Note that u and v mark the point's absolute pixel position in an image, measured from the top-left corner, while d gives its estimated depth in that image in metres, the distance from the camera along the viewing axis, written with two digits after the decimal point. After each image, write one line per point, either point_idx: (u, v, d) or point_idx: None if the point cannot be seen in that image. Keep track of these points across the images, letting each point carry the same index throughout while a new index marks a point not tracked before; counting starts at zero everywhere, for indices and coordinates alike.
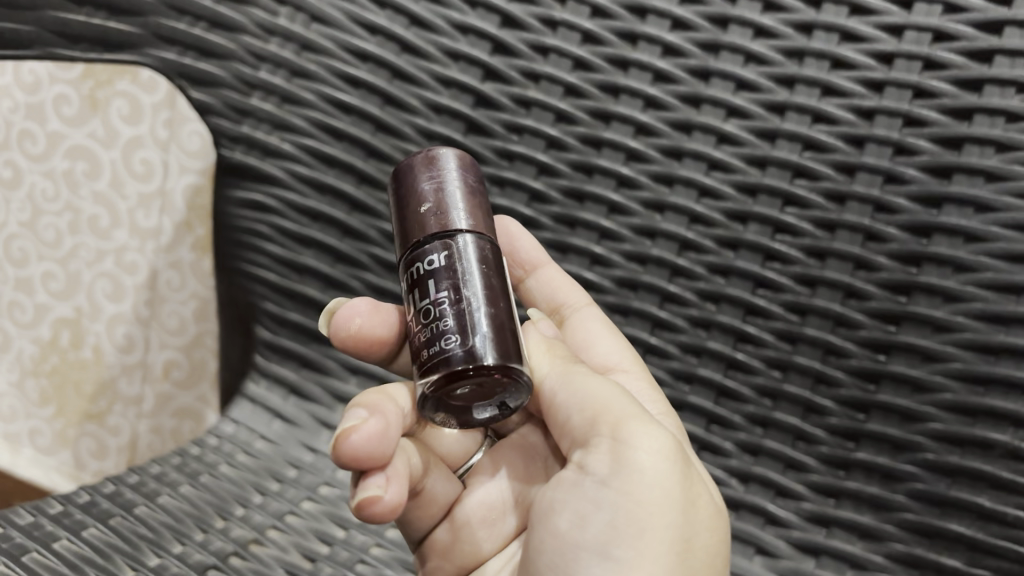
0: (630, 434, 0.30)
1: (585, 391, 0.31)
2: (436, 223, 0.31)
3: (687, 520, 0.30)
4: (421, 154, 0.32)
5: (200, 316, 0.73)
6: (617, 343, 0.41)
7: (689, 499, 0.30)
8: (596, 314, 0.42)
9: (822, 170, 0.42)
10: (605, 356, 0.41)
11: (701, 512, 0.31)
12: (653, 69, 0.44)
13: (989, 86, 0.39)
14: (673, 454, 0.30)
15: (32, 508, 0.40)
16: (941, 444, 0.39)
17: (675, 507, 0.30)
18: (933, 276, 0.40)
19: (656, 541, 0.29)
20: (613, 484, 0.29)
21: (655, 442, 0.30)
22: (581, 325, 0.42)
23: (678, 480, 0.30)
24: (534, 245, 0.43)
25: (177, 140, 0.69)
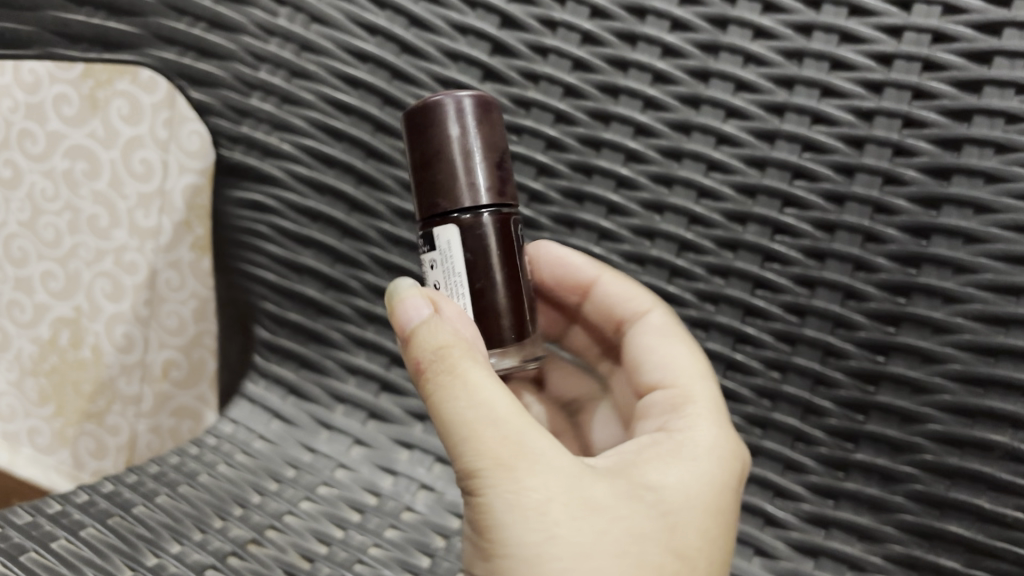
0: (463, 456, 0.28)
1: (438, 394, 0.29)
2: (459, 192, 0.33)
3: (549, 535, 0.27)
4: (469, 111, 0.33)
5: (199, 315, 0.73)
6: (679, 356, 0.38)
7: (532, 507, 0.27)
8: (655, 324, 0.40)
9: (821, 171, 0.42)
10: (662, 369, 0.38)
11: (583, 520, 0.27)
12: (652, 71, 0.44)
13: (988, 87, 0.39)
14: (515, 472, 0.27)
15: (30, 508, 0.40)
16: (940, 445, 0.39)
17: (519, 520, 0.27)
18: (932, 278, 0.40)
19: (502, 562, 0.27)
20: (467, 513, 0.28)
21: (492, 457, 0.27)
22: (643, 335, 0.40)
23: (521, 494, 0.27)
24: (581, 259, 0.43)
25: (176, 139, 0.68)
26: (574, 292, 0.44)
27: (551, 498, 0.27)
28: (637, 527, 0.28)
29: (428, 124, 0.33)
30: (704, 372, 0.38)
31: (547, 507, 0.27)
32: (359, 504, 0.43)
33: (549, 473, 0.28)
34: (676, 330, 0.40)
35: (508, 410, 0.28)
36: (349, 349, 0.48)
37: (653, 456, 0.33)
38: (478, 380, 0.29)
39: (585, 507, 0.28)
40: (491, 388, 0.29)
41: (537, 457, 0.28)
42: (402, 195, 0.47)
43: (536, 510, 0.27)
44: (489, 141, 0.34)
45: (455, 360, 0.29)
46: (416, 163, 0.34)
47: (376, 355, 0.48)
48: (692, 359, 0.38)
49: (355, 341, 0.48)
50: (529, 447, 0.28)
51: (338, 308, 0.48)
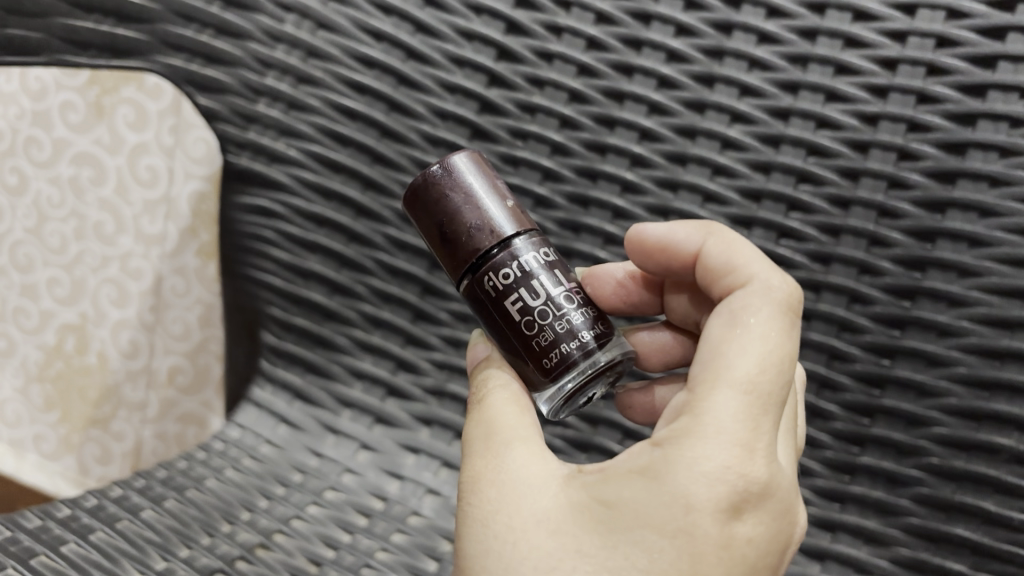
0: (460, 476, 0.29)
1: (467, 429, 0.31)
2: (481, 237, 0.32)
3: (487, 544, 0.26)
4: (451, 163, 0.33)
5: (205, 322, 0.73)
6: (736, 347, 0.28)
7: (481, 515, 0.27)
8: (736, 302, 0.30)
9: (826, 175, 0.42)
10: (708, 356, 0.29)
11: (524, 531, 0.26)
12: (657, 76, 0.44)
13: (993, 91, 0.40)
14: (482, 484, 0.28)
15: (40, 512, 0.40)
16: (947, 448, 0.39)
17: (469, 532, 0.27)
18: (938, 281, 0.40)
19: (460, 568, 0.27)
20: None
21: (468, 476, 0.29)
22: (728, 310, 0.30)
23: (475, 507, 0.27)
24: (684, 232, 0.34)
25: (182, 146, 0.69)
26: (686, 270, 0.35)
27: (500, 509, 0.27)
28: (583, 545, 0.25)
29: (425, 195, 0.33)
30: (748, 379, 0.27)
31: (493, 517, 0.27)
32: (365, 508, 0.44)
33: (515, 486, 0.27)
34: (749, 314, 0.29)
35: (508, 428, 0.29)
36: (354, 354, 0.48)
37: (646, 472, 0.26)
38: (490, 407, 0.30)
39: (535, 519, 0.26)
40: (501, 411, 0.30)
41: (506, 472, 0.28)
42: None
43: (486, 520, 0.27)
44: (493, 183, 0.33)
45: (486, 389, 0.31)
46: (431, 240, 0.33)
47: (382, 360, 0.48)
48: (752, 366, 0.27)
49: (362, 345, 0.48)
50: (503, 461, 0.28)
51: (344, 313, 0.48)
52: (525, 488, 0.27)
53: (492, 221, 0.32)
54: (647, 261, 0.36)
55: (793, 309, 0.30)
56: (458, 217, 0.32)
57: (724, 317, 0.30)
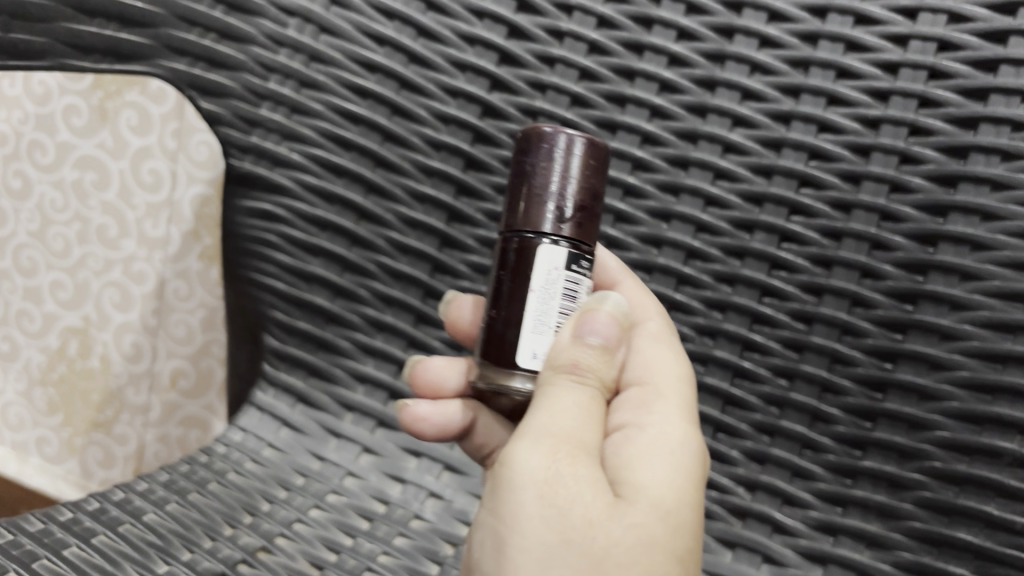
0: (509, 451, 0.29)
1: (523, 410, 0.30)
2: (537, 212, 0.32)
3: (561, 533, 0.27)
4: (560, 133, 0.32)
5: (208, 325, 0.72)
6: (663, 358, 0.35)
7: (562, 509, 0.27)
8: (645, 330, 0.37)
9: (827, 179, 0.42)
10: (642, 371, 0.35)
11: (602, 523, 0.27)
12: (659, 80, 0.44)
13: (994, 95, 0.40)
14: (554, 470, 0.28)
15: (43, 515, 0.40)
16: (948, 452, 0.39)
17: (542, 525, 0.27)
18: (939, 285, 0.40)
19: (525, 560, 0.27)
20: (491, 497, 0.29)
21: (535, 454, 0.28)
22: (641, 333, 0.37)
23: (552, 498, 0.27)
24: (614, 264, 0.41)
25: (185, 150, 0.68)
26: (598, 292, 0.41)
27: (577, 500, 0.27)
28: (649, 530, 0.28)
29: (526, 151, 0.33)
30: (681, 372, 0.35)
31: (574, 509, 0.27)
32: (366, 512, 0.44)
33: (577, 475, 0.28)
34: (667, 334, 0.37)
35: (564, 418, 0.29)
36: (357, 358, 0.48)
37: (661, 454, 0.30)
38: (560, 394, 0.30)
39: (606, 503, 0.28)
40: (569, 401, 0.30)
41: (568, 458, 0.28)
42: (410, 204, 0.47)
43: (562, 511, 0.27)
44: (590, 185, 0.32)
45: (591, 373, 0.31)
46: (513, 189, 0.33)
47: (385, 363, 0.48)
48: (674, 361, 0.35)
49: (364, 350, 0.48)
50: (575, 455, 0.28)
51: (346, 316, 0.48)
52: (595, 484, 0.28)
53: (561, 213, 0.32)
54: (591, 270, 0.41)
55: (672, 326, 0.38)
56: (529, 184, 0.32)
57: (651, 334, 0.37)
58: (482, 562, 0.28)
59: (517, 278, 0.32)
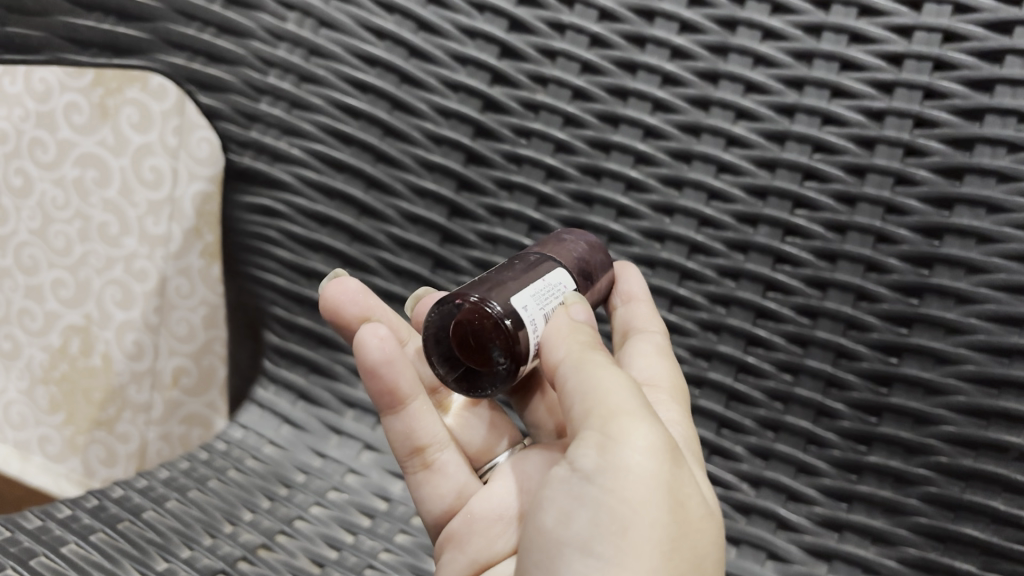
0: (620, 429, 0.26)
1: (583, 387, 0.28)
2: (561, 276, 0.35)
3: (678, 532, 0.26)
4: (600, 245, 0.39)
5: (210, 323, 0.72)
6: (661, 367, 0.38)
7: (676, 491, 0.27)
8: (653, 342, 0.39)
9: (833, 172, 0.42)
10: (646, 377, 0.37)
11: (696, 510, 0.27)
12: (661, 73, 0.44)
13: (1000, 86, 0.39)
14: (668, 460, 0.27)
15: (40, 513, 0.39)
16: (955, 447, 0.39)
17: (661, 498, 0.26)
18: (945, 279, 0.39)
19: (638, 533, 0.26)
20: (595, 475, 0.26)
21: (649, 439, 0.26)
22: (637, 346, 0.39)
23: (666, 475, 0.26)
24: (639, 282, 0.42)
25: (187, 147, 0.68)
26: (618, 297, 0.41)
27: (682, 495, 0.27)
28: (710, 524, 0.28)
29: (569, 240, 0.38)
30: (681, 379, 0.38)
31: (683, 505, 0.27)
32: (366, 509, 0.43)
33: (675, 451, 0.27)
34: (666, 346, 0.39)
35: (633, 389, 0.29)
36: None
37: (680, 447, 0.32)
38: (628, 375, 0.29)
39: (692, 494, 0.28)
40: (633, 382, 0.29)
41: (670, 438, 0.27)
42: (411, 199, 0.47)
43: (671, 494, 0.26)
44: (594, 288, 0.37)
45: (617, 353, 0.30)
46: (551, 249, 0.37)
47: None
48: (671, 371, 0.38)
49: None
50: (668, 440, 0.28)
51: None
52: (687, 478, 0.28)
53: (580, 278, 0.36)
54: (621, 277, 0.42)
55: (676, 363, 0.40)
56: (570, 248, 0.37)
57: (649, 344, 0.39)
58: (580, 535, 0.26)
59: (542, 269, 0.33)
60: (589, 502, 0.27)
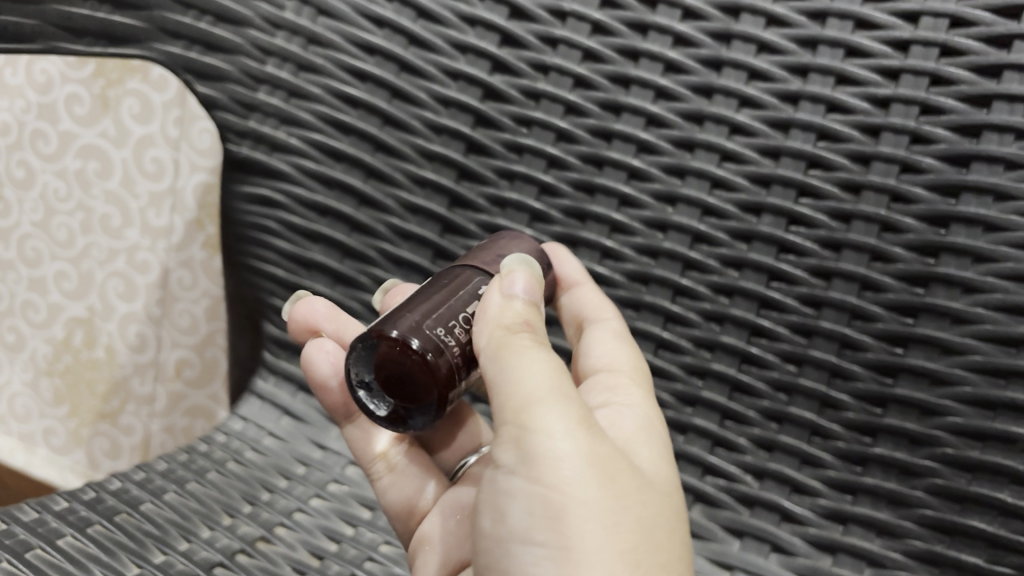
0: (535, 417, 0.27)
1: (508, 382, 0.28)
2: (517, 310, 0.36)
3: (615, 508, 0.26)
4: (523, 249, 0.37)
5: (211, 315, 0.72)
6: (622, 351, 0.38)
7: (605, 469, 0.27)
8: (609, 326, 0.39)
9: (837, 160, 0.41)
10: (608, 359, 0.37)
11: (633, 486, 0.27)
12: (664, 60, 0.43)
13: (1008, 72, 0.38)
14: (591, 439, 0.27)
15: (37, 505, 0.39)
16: (961, 439, 0.38)
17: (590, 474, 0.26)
18: (952, 268, 0.39)
19: (571, 513, 0.26)
20: (523, 468, 0.27)
21: (566, 421, 0.27)
22: (593, 333, 0.39)
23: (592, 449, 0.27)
24: (576, 265, 0.42)
25: (187, 138, 0.68)
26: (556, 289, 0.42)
27: (616, 475, 0.27)
28: (664, 504, 0.28)
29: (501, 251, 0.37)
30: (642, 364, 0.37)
31: (618, 483, 0.27)
32: (368, 501, 0.43)
33: (595, 428, 0.27)
34: (622, 326, 0.40)
35: (542, 385, 0.27)
36: None
37: (652, 436, 0.32)
38: (547, 359, 0.28)
39: (631, 471, 0.28)
40: (555, 368, 0.28)
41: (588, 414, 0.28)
42: (411, 189, 0.47)
43: (604, 470, 0.27)
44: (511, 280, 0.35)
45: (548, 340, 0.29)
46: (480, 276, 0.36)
47: None
48: (632, 352, 0.38)
49: None
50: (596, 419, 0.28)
51: (348, 304, 0.48)
52: (615, 449, 0.28)
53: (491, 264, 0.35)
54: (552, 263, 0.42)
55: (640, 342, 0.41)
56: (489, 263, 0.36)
57: (613, 328, 0.39)
58: (525, 527, 0.27)
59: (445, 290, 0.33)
60: (520, 493, 0.27)
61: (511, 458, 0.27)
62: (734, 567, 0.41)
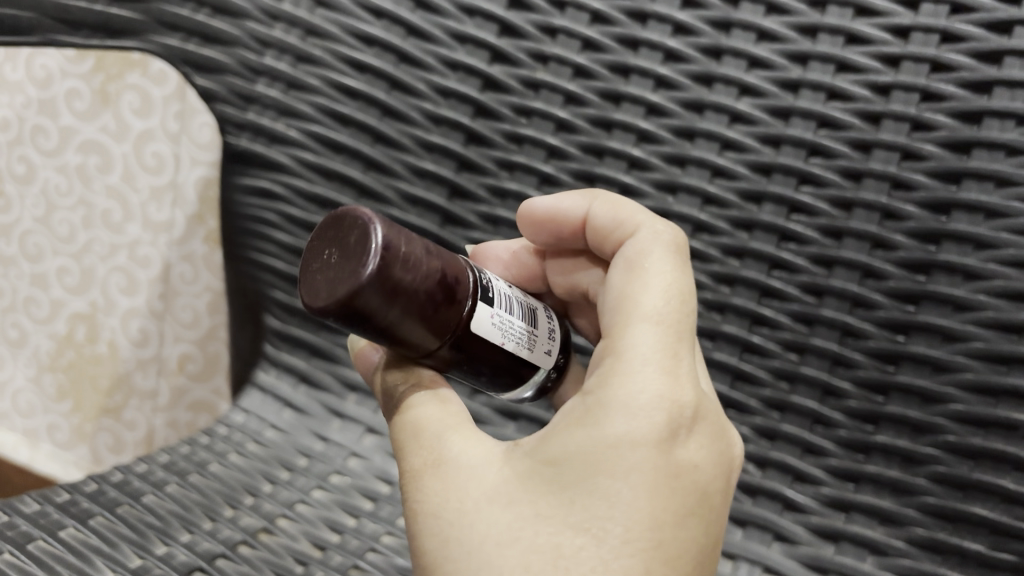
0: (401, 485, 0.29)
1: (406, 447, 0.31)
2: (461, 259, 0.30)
3: (445, 542, 0.26)
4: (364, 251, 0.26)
5: (214, 309, 0.72)
6: (644, 294, 0.30)
7: (433, 510, 0.27)
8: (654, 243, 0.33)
9: (837, 148, 0.41)
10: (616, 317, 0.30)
11: (485, 512, 0.26)
12: (663, 49, 0.43)
13: (1010, 58, 0.38)
14: (427, 508, 0.27)
15: (38, 496, 0.39)
16: (963, 426, 0.38)
17: (423, 523, 0.27)
18: (953, 254, 0.39)
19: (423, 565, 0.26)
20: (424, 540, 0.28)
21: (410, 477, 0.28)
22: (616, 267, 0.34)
23: (424, 499, 0.27)
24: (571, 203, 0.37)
25: (188, 132, 0.68)
26: (574, 236, 0.38)
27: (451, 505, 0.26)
28: (541, 510, 0.25)
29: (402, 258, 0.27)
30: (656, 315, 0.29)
31: (450, 512, 0.26)
32: (370, 492, 0.43)
33: (440, 473, 0.27)
34: (645, 261, 0.32)
35: (400, 443, 0.29)
36: None
37: (583, 420, 0.27)
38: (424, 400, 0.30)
39: (488, 501, 0.26)
40: (427, 412, 0.29)
41: (443, 461, 0.27)
42: (410, 180, 0.46)
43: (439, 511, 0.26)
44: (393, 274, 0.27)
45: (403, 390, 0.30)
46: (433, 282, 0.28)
47: None
48: (659, 299, 0.30)
49: None
50: (443, 470, 0.27)
51: None
52: (464, 479, 0.27)
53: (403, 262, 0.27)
54: (536, 233, 0.38)
55: (679, 249, 0.33)
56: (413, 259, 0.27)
57: (626, 262, 0.32)
58: None
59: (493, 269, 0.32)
60: None
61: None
62: (737, 557, 0.41)
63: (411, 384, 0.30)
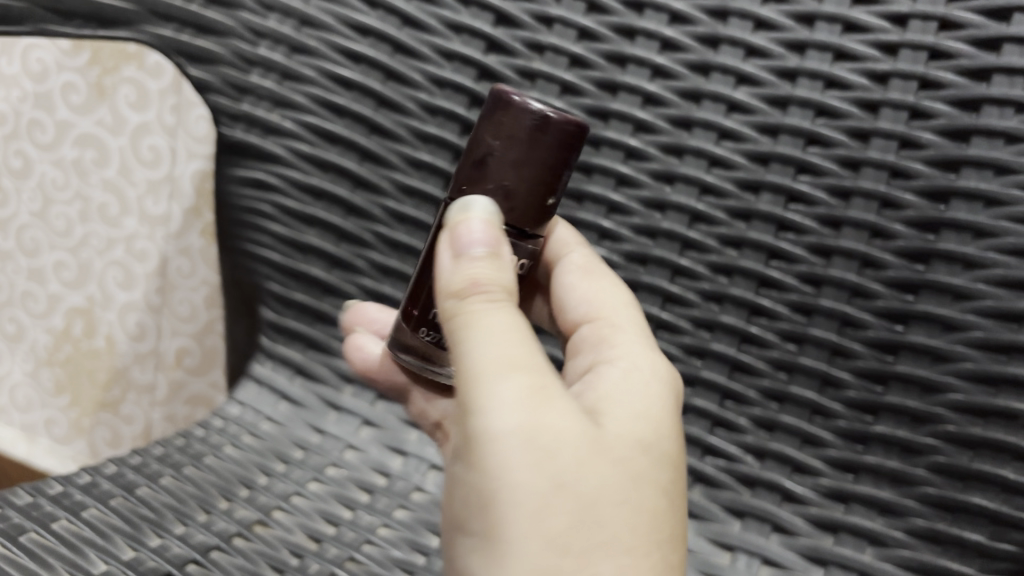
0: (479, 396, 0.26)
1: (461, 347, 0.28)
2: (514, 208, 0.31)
3: (552, 486, 0.25)
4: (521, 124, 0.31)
5: (210, 302, 0.72)
6: (604, 294, 0.37)
7: (547, 450, 0.26)
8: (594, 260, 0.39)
9: (835, 136, 0.40)
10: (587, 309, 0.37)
11: (585, 460, 0.26)
12: (660, 38, 0.43)
13: (1008, 45, 0.38)
14: (539, 445, 0.26)
15: (31, 489, 0.39)
16: (963, 415, 0.38)
17: (526, 459, 0.25)
18: (952, 243, 0.38)
19: (501, 500, 0.25)
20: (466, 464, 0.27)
21: (512, 396, 0.26)
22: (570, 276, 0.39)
23: (537, 430, 0.26)
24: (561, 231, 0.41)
25: (184, 125, 0.67)
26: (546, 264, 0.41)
27: (562, 449, 0.26)
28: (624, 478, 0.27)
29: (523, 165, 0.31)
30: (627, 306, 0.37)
31: (557, 455, 0.26)
32: (365, 483, 0.43)
33: (545, 411, 0.26)
34: (600, 268, 0.39)
35: (486, 359, 0.27)
36: None
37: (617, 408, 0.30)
38: (516, 321, 0.28)
39: (588, 454, 0.26)
40: (521, 333, 0.28)
41: (548, 394, 0.27)
42: (405, 171, 0.46)
43: (549, 450, 0.26)
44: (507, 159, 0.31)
45: (485, 297, 0.28)
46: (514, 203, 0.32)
47: None
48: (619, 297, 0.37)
49: None
50: (544, 413, 0.26)
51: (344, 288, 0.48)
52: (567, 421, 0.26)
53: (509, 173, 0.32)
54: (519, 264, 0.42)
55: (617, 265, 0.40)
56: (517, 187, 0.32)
57: (577, 271, 0.39)
58: (468, 519, 0.27)
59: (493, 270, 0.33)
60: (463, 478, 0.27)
61: (458, 494, 0.27)
62: (737, 548, 0.41)
63: (491, 298, 0.28)
